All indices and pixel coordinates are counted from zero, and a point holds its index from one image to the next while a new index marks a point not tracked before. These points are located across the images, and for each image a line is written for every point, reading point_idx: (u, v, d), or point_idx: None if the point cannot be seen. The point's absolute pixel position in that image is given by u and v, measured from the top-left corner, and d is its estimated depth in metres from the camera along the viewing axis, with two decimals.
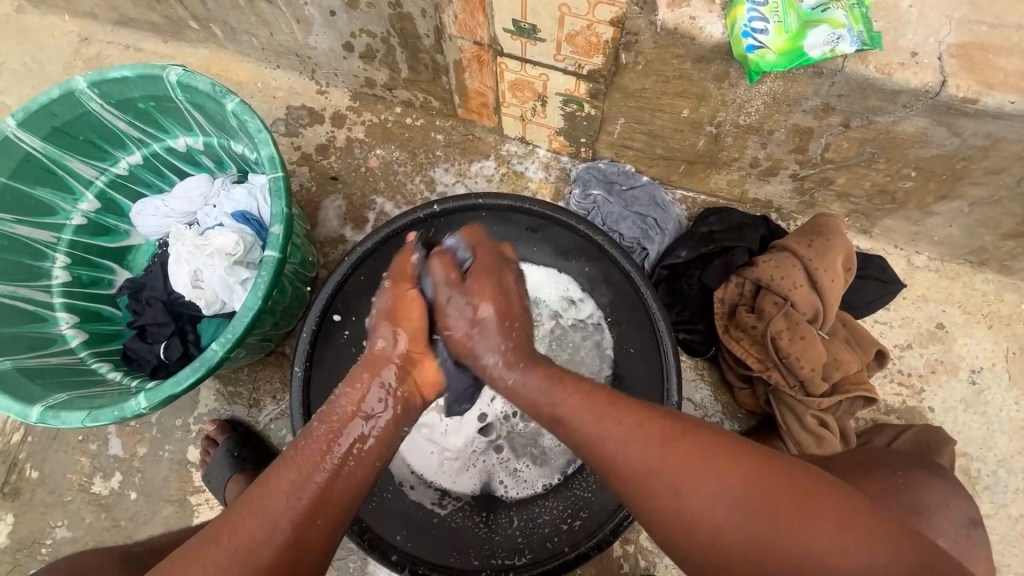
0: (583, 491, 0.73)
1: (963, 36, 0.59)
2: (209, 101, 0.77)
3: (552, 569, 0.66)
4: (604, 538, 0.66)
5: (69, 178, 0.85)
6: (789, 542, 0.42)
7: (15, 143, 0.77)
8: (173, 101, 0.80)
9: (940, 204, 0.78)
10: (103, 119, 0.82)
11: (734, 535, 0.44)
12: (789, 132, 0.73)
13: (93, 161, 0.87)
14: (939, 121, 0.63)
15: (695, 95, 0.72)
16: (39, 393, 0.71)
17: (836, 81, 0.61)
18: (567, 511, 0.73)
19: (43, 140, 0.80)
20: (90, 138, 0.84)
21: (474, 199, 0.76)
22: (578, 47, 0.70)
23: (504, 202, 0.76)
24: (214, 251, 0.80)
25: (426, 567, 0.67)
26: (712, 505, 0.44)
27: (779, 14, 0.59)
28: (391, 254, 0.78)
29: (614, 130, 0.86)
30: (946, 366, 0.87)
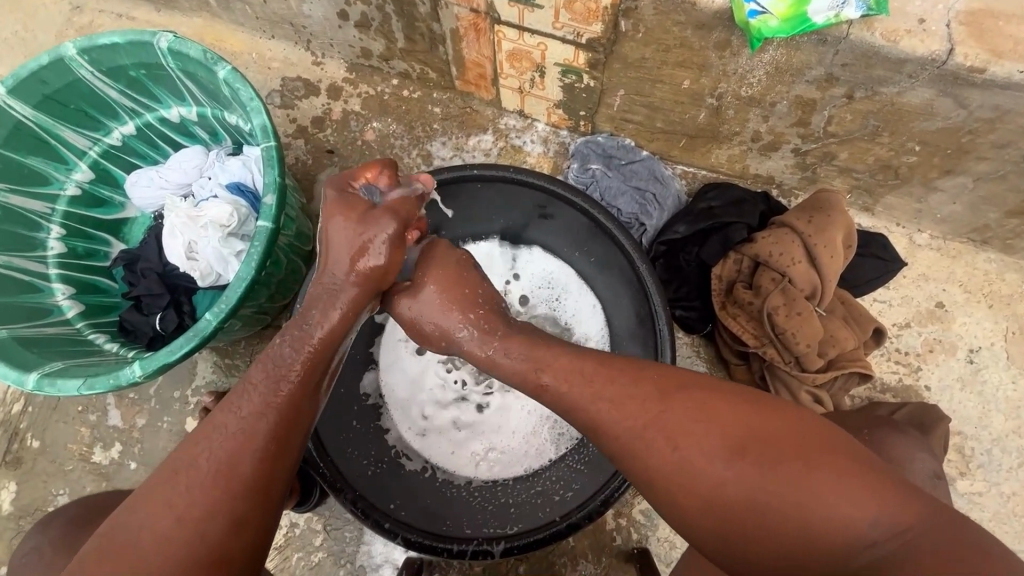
0: (575, 463, 0.75)
1: (973, 2, 0.57)
2: (200, 68, 0.76)
3: (542, 539, 0.67)
4: (595, 508, 0.67)
5: (62, 148, 0.84)
6: (792, 502, 0.42)
7: (5, 111, 0.76)
8: (164, 69, 0.79)
9: (943, 180, 0.77)
10: (94, 87, 0.81)
11: (720, 491, 0.44)
12: (792, 104, 0.72)
13: (86, 131, 0.86)
14: (946, 92, 0.61)
15: (696, 65, 0.70)
16: (35, 362, 0.71)
17: (841, 50, 0.60)
18: (559, 482, 0.74)
19: (34, 109, 0.79)
20: (81, 107, 0.83)
21: (471, 170, 0.76)
22: (577, 14, 0.68)
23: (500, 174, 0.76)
24: (208, 223, 0.80)
25: (418, 535, 0.68)
26: (697, 462, 0.45)
27: None
28: None
29: (614, 103, 0.85)
30: (945, 345, 0.86)
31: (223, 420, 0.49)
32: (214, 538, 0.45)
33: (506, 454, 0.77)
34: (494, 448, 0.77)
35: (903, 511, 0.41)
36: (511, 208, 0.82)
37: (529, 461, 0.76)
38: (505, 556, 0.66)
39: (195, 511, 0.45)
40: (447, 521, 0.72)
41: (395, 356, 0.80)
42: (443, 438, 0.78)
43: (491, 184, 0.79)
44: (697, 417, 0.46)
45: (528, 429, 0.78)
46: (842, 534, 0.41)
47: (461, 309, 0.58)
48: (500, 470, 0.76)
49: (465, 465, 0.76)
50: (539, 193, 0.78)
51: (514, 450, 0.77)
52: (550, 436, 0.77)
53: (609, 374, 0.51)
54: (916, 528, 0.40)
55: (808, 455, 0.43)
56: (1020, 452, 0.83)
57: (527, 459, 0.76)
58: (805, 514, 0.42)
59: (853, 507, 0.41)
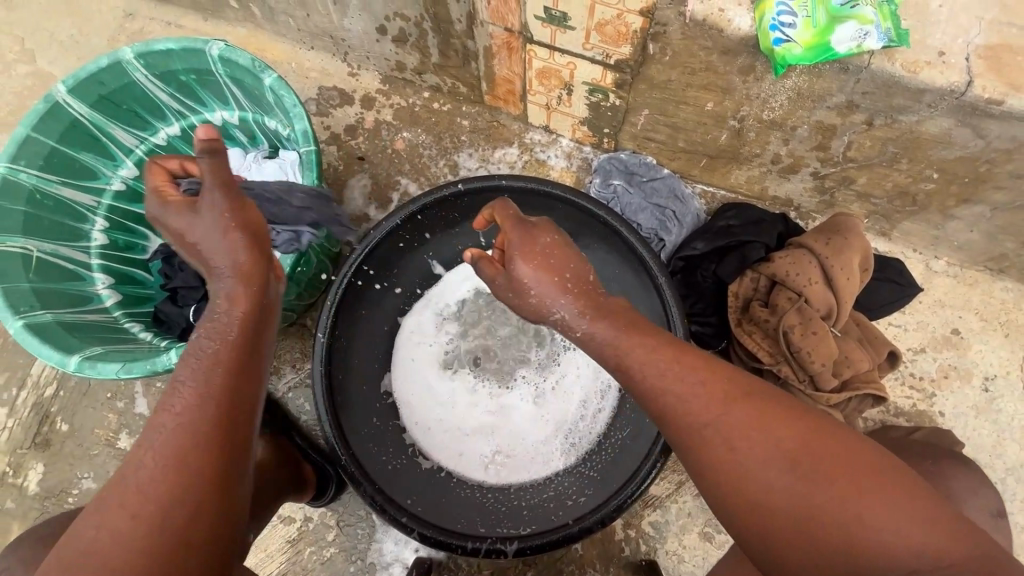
0: (589, 470, 0.76)
1: (992, 37, 0.59)
2: (247, 75, 0.80)
3: (556, 541, 0.67)
4: (608, 514, 0.66)
5: (111, 145, 0.89)
6: (839, 513, 0.43)
7: (63, 109, 0.81)
8: (213, 75, 0.83)
9: (961, 208, 0.78)
10: (146, 89, 0.85)
11: (769, 492, 0.46)
12: (813, 128, 0.74)
13: (134, 130, 0.90)
14: (964, 122, 0.63)
15: (720, 89, 0.73)
16: (77, 346, 0.74)
17: (862, 78, 0.62)
18: (572, 488, 0.76)
19: (90, 107, 0.83)
20: (132, 107, 0.88)
21: (497, 181, 0.78)
22: (607, 37, 0.72)
23: (524, 184, 0.78)
24: None
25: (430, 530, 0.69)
26: (750, 460, 0.47)
27: (807, 9, 0.60)
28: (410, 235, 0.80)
29: (638, 122, 0.88)
30: (960, 372, 0.87)
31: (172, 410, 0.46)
32: (164, 541, 0.42)
33: (512, 459, 0.78)
34: (503, 452, 0.79)
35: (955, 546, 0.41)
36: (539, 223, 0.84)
37: (536, 470, 0.77)
38: (517, 556, 0.66)
39: (148, 508, 0.42)
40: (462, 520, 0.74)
41: (415, 343, 0.83)
42: (447, 431, 0.80)
43: (517, 196, 0.80)
44: (760, 419, 0.48)
45: (538, 437, 0.79)
46: (885, 557, 0.42)
47: None
48: (506, 475, 0.77)
49: (470, 463, 0.78)
50: (564, 206, 0.80)
51: (520, 456, 0.78)
52: (562, 446, 0.79)
53: (630, 378, 0.54)
54: (962, 565, 0.40)
55: (865, 473, 0.45)
56: None
57: (536, 465, 0.78)
58: (850, 531, 0.43)
59: (901, 528, 0.42)
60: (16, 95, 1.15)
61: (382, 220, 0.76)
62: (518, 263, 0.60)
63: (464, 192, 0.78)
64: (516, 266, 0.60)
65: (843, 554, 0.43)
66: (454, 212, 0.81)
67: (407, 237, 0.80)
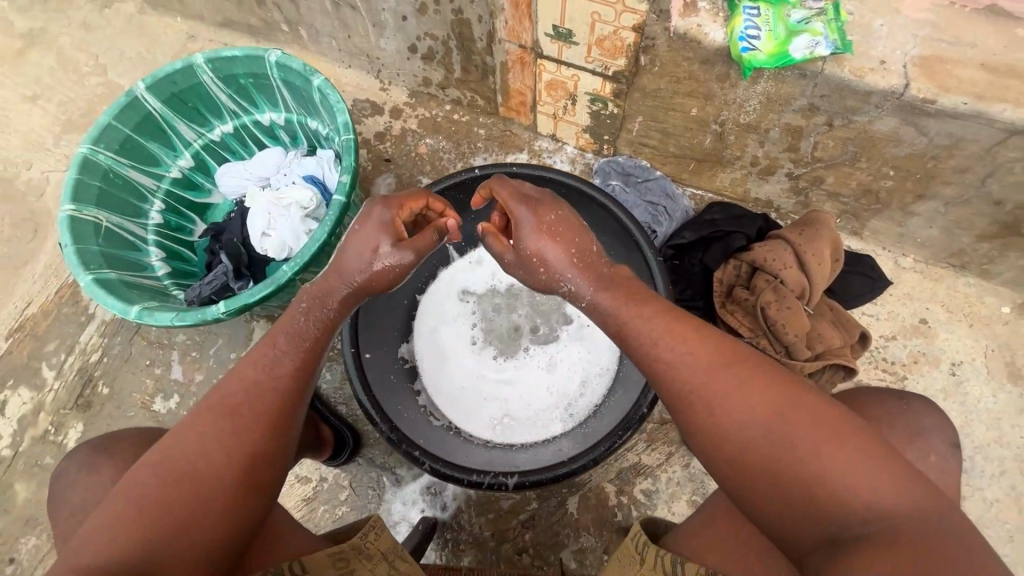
0: (584, 429, 0.86)
1: (925, 50, 0.71)
2: (299, 79, 0.94)
3: (551, 478, 0.72)
4: (599, 453, 0.73)
5: (174, 137, 1.02)
6: (804, 458, 0.51)
7: (141, 102, 0.95)
8: (269, 79, 0.97)
9: (918, 204, 0.88)
10: (210, 90, 0.99)
11: (743, 438, 0.54)
12: (783, 130, 0.85)
13: (195, 126, 1.04)
14: (907, 120, 0.74)
15: (701, 95, 0.85)
16: (136, 300, 0.85)
17: (818, 82, 0.74)
18: (570, 445, 0.84)
19: (162, 103, 0.97)
20: (196, 106, 1.01)
21: (510, 168, 0.88)
22: (605, 50, 0.85)
23: (531, 171, 0.88)
24: (290, 204, 0.95)
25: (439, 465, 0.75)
26: (731, 407, 0.55)
27: (770, 24, 0.72)
28: None
29: (633, 129, 1.00)
30: (929, 358, 0.95)
31: (202, 420, 0.57)
32: (236, 468, 0.55)
33: (517, 422, 0.89)
34: (509, 415, 0.89)
35: (899, 500, 0.49)
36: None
37: (539, 433, 0.88)
38: (518, 487, 0.71)
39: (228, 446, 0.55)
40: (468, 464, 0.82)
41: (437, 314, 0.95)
42: (458, 389, 0.91)
43: (529, 182, 0.89)
44: (745, 375, 0.56)
45: (542, 402, 0.90)
46: (839, 498, 0.50)
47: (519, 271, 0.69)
48: (511, 435, 0.88)
49: (482, 424, 0.89)
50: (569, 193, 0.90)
51: (524, 419, 0.89)
52: (560, 413, 0.89)
53: (617, 324, 0.63)
54: (904, 517, 0.48)
55: (833, 427, 0.52)
56: (1001, 461, 0.89)
57: (538, 427, 0.88)
58: (811, 475, 0.51)
59: (857, 478, 0.50)
60: (87, 102, 1.30)
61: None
62: (529, 234, 0.66)
63: (482, 176, 0.88)
64: (526, 237, 0.66)
65: (811, 499, 0.51)
66: (472, 194, 0.91)
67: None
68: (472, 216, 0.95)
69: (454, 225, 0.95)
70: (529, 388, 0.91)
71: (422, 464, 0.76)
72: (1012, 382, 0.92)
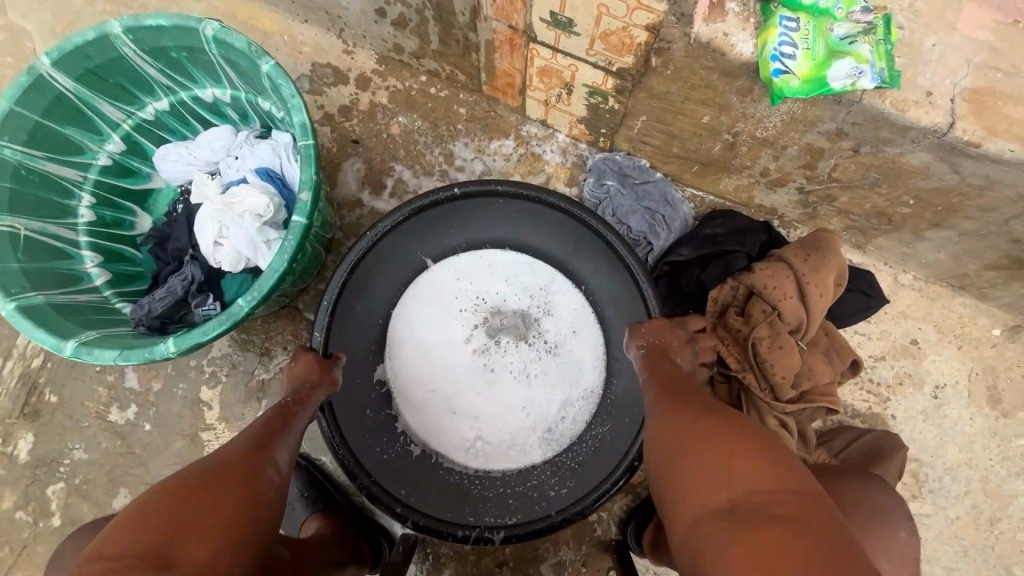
0: (571, 462, 0.83)
1: (977, 80, 0.62)
2: (243, 59, 0.78)
3: (538, 530, 0.74)
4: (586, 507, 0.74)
5: (97, 119, 0.86)
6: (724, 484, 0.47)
7: (48, 82, 0.78)
8: (206, 54, 0.81)
9: (932, 231, 0.82)
10: (134, 64, 0.83)
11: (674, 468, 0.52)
12: (802, 149, 0.76)
13: (121, 105, 0.88)
14: (942, 159, 0.67)
15: (717, 104, 0.74)
16: (71, 330, 0.75)
17: (853, 111, 0.64)
18: (555, 480, 0.82)
19: (75, 81, 0.80)
20: (120, 82, 0.85)
21: (494, 186, 0.80)
22: (611, 46, 0.72)
23: (516, 189, 0.80)
24: (243, 211, 0.83)
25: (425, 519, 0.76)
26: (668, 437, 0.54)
27: (809, 41, 0.61)
28: (400, 235, 0.83)
29: (635, 126, 0.89)
30: (914, 380, 0.94)
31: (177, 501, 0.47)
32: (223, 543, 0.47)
33: (489, 446, 0.85)
34: (481, 439, 0.85)
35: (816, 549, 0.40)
36: (532, 222, 0.86)
37: (513, 460, 0.84)
38: (504, 543, 0.74)
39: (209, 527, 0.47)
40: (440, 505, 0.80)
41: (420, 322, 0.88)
42: (433, 406, 0.86)
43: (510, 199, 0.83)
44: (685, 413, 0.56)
45: (518, 426, 0.85)
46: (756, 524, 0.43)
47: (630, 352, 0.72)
48: (483, 460, 0.84)
49: (453, 448, 0.84)
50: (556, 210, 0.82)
51: (496, 444, 0.85)
52: (538, 441, 0.85)
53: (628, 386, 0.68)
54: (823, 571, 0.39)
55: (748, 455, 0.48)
56: (968, 482, 0.92)
57: (512, 454, 0.84)
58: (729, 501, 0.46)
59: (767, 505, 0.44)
60: None
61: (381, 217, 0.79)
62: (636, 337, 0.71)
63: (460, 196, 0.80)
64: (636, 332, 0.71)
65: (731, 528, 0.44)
66: (449, 212, 0.83)
67: (404, 236, 0.83)
68: (451, 236, 0.87)
69: (434, 245, 0.87)
70: (501, 410, 0.86)
71: (405, 519, 0.76)
72: (990, 405, 0.93)
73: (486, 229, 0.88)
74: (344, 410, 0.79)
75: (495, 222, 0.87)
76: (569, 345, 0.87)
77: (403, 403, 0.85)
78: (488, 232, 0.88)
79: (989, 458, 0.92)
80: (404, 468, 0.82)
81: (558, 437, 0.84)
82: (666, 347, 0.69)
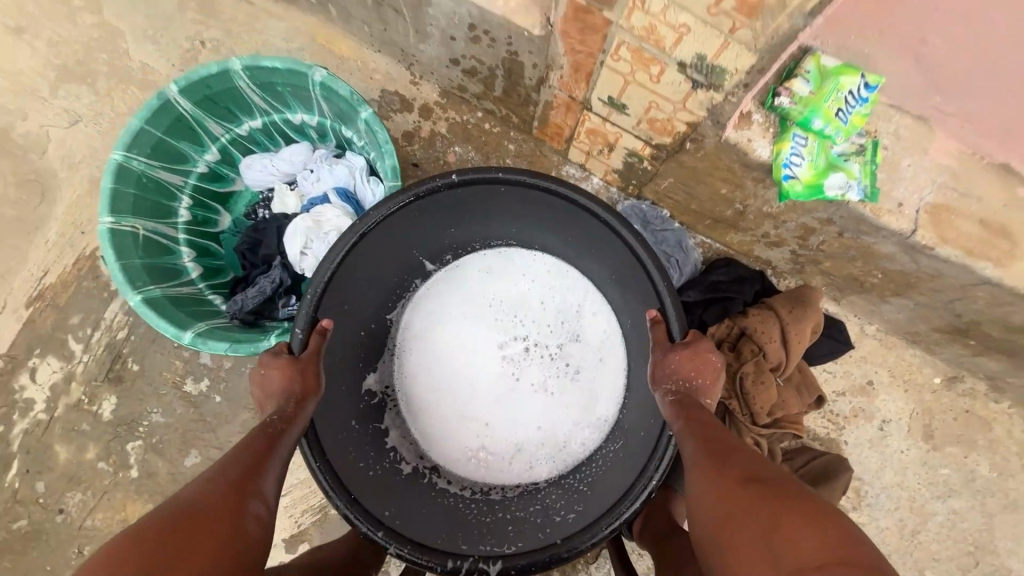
0: (577, 484, 0.90)
1: (938, 197, 0.80)
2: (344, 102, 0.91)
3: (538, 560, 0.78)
4: (578, 549, 0.77)
5: (203, 135, 1.00)
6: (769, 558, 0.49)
7: (173, 105, 0.91)
8: (308, 91, 0.94)
9: (894, 298, 1.01)
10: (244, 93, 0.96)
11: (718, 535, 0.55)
12: (798, 225, 0.94)
13: (224, 122, 1.01)
14: (905, 252, 0.85)
15: (735, 183, 0.91)
16: (184, 320, 0.89)
17: (840, 209, 0.82)
18: (560, 503, 0.87)
19: (193, 104, 0.93)
20: (227, 105, 0.98)
21: (495, 172, 0.81)
22: (655, 128, 0.88)
23: (510, 175, 0.81)
24: (330, 230, 0.97)
25: (408, 545, 0.79)
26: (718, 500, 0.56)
27: (813, 155, 0.78)
28: (403, 217, 0.84)
29: (661, 184, 1.05)
30: (866, 414, 1.14)
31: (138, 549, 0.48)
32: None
33: (490, 459, 0.95)
34: (483, 450, 0.95)
35: None
36: (526, 205, 0.87)
37: (519, 474, 0.94)
38: (502, 573, 0.77)
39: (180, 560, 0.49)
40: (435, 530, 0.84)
41: (428, 336, 0.98)
42: (442, 417, 0.96)
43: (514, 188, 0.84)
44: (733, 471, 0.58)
45: (523, 441, 0.96)
46: None
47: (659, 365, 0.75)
48: (485, 470, 0.94)
49: (457, 461, 0.94)
50: (554, 205, 0.86)
51: (497, 456, 0.95)
52: (541, 457, 0.95)
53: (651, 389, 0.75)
54: None
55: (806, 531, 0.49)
56: (898, 499, 1.13)
57: (517, 471, 0.94)
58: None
59: None
60: (83, 44, 1.19)
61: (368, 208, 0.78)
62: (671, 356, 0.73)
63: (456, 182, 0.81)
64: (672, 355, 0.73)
65: None
66: (439, 203, 0.85)
67: (399, 223, 0.84)
68: (450, 224, 0.91)
69: (433, 232, 0.91)
70: (511, 425, 0.96)
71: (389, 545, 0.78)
72: (924, 440, 1.14)
73: (484, 219, 0.91)
74: (324, 423, 0.81)
75: (501, 213, 0.90)
76: (593, 370, 0.96)
77: (421, 388, 0.97)
78: (486, 221, 0.92)
79: (917, 482, 1.13)
80: (392, 485, 0.86)
81: (558, 457, 0.94)
82: (689, 386, 0.72)
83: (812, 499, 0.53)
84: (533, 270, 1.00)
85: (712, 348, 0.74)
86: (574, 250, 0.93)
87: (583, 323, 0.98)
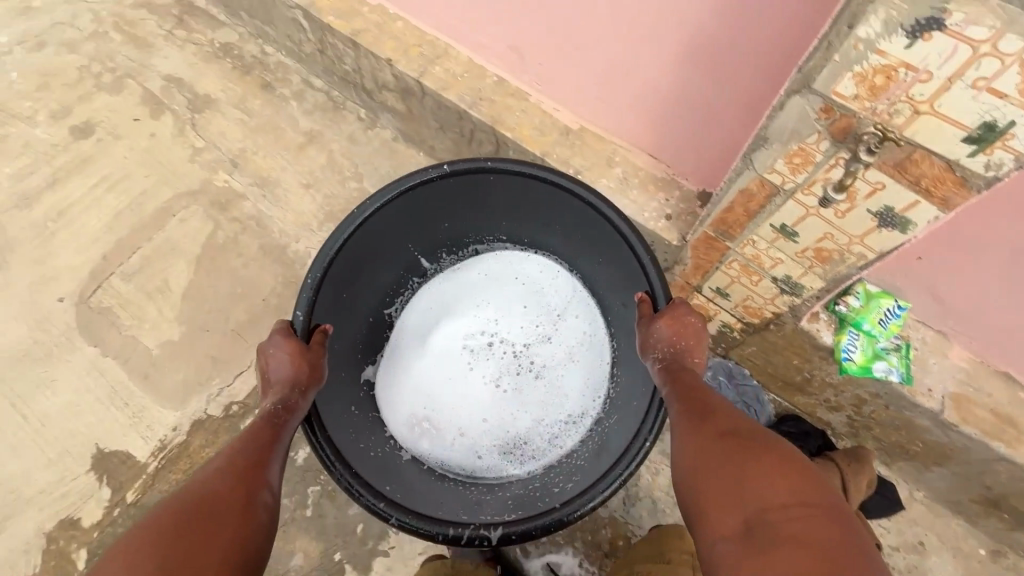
0: (574, 463, 1.28)
1: (956, 390, 1.14)
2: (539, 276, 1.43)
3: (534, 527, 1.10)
4: (558, 520, 1.09)
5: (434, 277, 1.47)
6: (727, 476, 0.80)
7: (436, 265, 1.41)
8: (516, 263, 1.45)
9: (934, 466, 1.28)
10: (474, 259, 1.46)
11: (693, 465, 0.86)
12: (854, 396, 1.26)
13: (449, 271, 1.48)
14: (937, 427, 1.15)
15: (805, 358, 1.27)
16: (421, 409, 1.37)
17: (886, 389, 1.16)
18: (549, 485, 1.25)
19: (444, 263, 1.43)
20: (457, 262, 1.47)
21: (486, 163, 1.20)
22: (749, 311, 1.27)
23: (496, 164, 1.20)
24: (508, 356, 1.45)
25: (396, 505, 1.14)
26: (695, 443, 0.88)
27: (863, 348, 1.14)
28: (410, 199, 1.25)
29: (744, 351, 1.41)
30: (919, 572, 1.32)
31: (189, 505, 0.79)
32: (197, 515, 0.77)
33: (436, 437, 1.35)
34: (439, 430, 1.35)
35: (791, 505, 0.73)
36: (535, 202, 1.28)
37: (484, 470, 1.33)
38: (503, 537, 1.09)
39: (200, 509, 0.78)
40: (430, 502, 1.21)
41: (408, 334, 1.43)
42: (407, 396, 1.37)
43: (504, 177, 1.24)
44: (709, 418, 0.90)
45: (464, 427, 1.37)
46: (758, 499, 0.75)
47: (653, 338, 1.09)
48: (438, 448, 1.34)
49: (431, 442, 1.34)
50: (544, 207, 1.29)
51: (434, 434, 1.35)
52: (516, 457, 1.34)
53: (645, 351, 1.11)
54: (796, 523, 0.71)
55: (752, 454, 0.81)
56: None
57: (498, 470, 1.33)
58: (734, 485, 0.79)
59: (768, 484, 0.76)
60: (345, 201, 1.78)
61: (364, 201, 1.18)
62: (663, 331, 1.08)
63: (447, 173, 1.20)
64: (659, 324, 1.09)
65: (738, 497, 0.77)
66: (414, 199, 1.26)
67: (395, 214, 1.27)
68: (441, 214, 1.34)
69: (430, 220, 1.34)
70: (454, 408, 1.38)
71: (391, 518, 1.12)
72: None
73: (474, 209, 1.35)
74: (326, 407, 1.23)
75: (492, 202, 1.33)
76: (572, 370, 1.39)
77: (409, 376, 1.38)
78: (469, 211, 1.35)
79: None
80: (390, 467, 1.27)
81: (519, 444, 1.36)
82: (679, 346, 1.07)
83: (750, 435, 0.84)
84: (519, 268, 1.44)
85: (690, 316, 1.08)
86: (553, 235, 1.36)
87: (560, 326, 1.42)
